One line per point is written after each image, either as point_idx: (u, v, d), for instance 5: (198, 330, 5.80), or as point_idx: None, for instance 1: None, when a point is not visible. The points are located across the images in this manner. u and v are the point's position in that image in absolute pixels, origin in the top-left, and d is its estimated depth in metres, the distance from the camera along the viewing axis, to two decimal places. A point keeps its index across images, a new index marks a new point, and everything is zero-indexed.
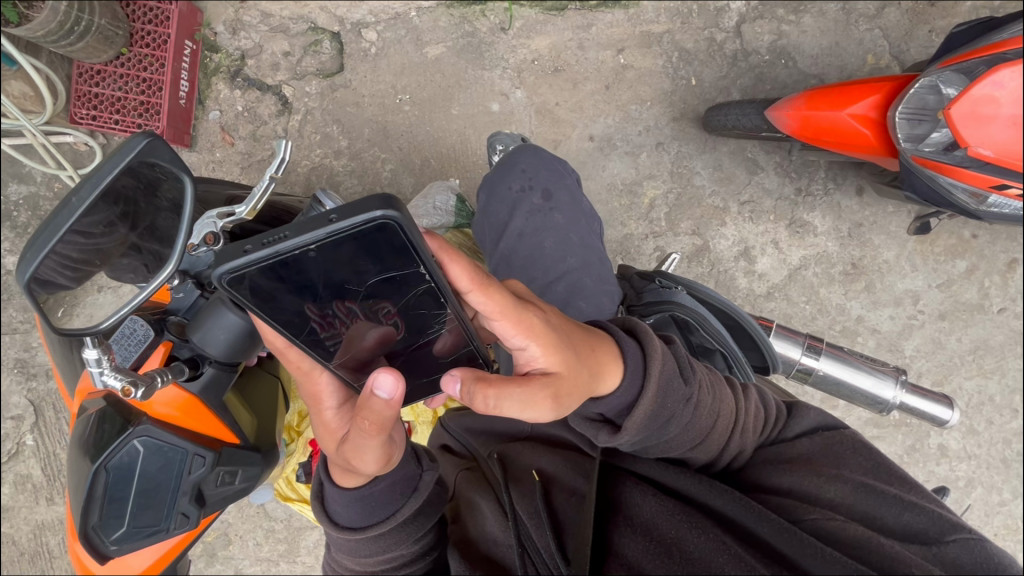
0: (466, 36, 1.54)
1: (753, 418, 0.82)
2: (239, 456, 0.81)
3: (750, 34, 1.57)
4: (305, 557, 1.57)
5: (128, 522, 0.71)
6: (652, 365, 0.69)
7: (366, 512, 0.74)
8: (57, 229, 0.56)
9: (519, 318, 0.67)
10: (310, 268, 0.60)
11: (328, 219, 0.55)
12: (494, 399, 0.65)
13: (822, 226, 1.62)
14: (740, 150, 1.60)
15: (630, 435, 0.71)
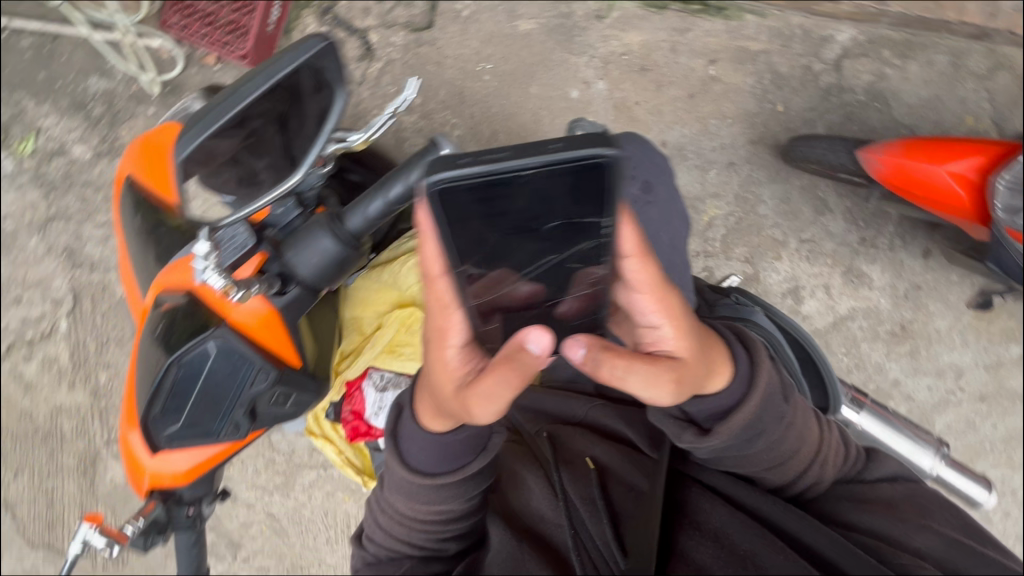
0: (561, 17, 1.52)
1: (834, 452, 0.81)
2: (298, 380, 0.83)
3: (849, 70, 1.52)
4: (298, 494, 1.60)
5: (185, 417, 0.76)
6: (760, 374, 0.74)
7: (441, 457, 0.75)
8: (230, 108, 0.66)
9: (662, 297, 0.70)
10: (514, 195, 0.58)
11: (551, 147, 0.55)
12: (623, 371, 0.67)
13: (879, 280, 1.57)
14: (811, 187, 1.56)
15: (723, 440, 0.74)
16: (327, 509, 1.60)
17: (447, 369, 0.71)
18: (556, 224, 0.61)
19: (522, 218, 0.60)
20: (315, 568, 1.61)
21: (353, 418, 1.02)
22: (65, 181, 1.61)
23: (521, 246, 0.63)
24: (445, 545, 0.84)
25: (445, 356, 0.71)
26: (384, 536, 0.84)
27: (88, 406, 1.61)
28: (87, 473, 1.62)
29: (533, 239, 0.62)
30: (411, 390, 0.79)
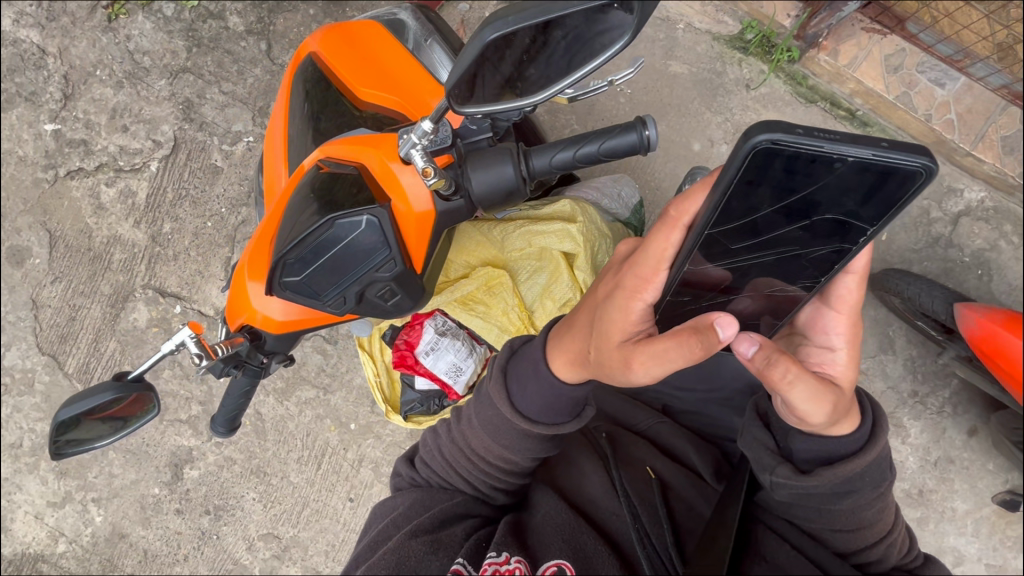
0: (712, 73, 1.54)
1: (902, 536, 0.80)
2: (410, 284, 0.77)
3: (965, 228, 1.51)
4: (291, 405, 1.63)
5: (307, 273, 0.70)
6: (880, 435, 0.74)
7: (548, 408, 0.78)
8: (549, 11, 0.49)
9: (852, 330, 0.75)
10: (814, 178, 0.58)
11: (882, 143, 0.55)
12: (794, 376, 0.69)
13: (914, 437, 1.53)
14: (884, 322, 1.54)
15: (823, 485, 0.74)
16: (310, 430, 1.62)
17: (623, 322, 0.73)
18: (828, 219, 0.63)
19: (806, 204, 0.61)
20: (276, 481, 1.63)
21: (406, 348, 1.09)
22: (211, 42, 1.70)
23: (780, 231, 0.66)
24: (495, 493, 0.89)
25: (627, 310, 0.73)
26: (441, 465, 0.88)
27: (143, 246, 1.69)
28: (116, 306, 1.68)
29: (798, 227, 0.64)
30: (540, 337, 0.81)
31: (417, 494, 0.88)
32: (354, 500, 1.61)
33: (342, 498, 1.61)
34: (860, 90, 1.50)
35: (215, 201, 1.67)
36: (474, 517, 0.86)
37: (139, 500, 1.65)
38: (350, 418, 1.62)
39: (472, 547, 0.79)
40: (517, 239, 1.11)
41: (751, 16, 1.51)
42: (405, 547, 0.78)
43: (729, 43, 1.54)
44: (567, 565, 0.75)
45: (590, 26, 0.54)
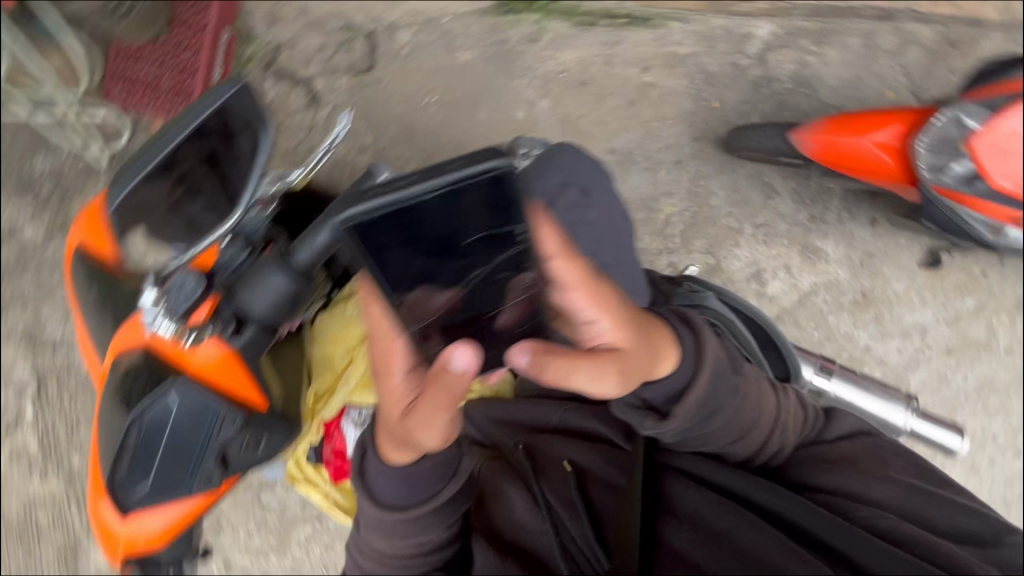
0: (497, 45, 1.57)
1: (793, 416, 0.92)
2: (263, 424, 0.93)
3: (773, 61, 1.61)
4: (295, 551, 1.55)
5: (154, 478, 0.86)
6: (706, 355, 0.83)
7: (408, 487, 0.84)
8: (159, 155, 0.77)
9: (597, 297, 0.77)
10: (426, 218, 0.72)
11: (445, 170, 0.70)
12: (564, 368, 0.75)
13: (834, 253, 1.63)
14: (757, 174, 1.62)
15: (685, 420, 0.83)
16: (327, 565, 1.55)
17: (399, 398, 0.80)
18: (475, 239, 0.76)
19: (437, 235, 0.74)
20: None
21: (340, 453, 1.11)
22: (17, 265, 1.57)
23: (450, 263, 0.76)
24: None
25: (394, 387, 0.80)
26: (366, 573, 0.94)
27: (65, 494, 1.55)
28: (73, 563, 1.55)
29: (460, 257, 0.76)
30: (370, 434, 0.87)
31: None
32: None
33: None
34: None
35: None
36: None
37: None
38: None
39: None
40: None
41: None
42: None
43: (496, 12, 1.56)
44: None
45: (225, 151, 0.79)
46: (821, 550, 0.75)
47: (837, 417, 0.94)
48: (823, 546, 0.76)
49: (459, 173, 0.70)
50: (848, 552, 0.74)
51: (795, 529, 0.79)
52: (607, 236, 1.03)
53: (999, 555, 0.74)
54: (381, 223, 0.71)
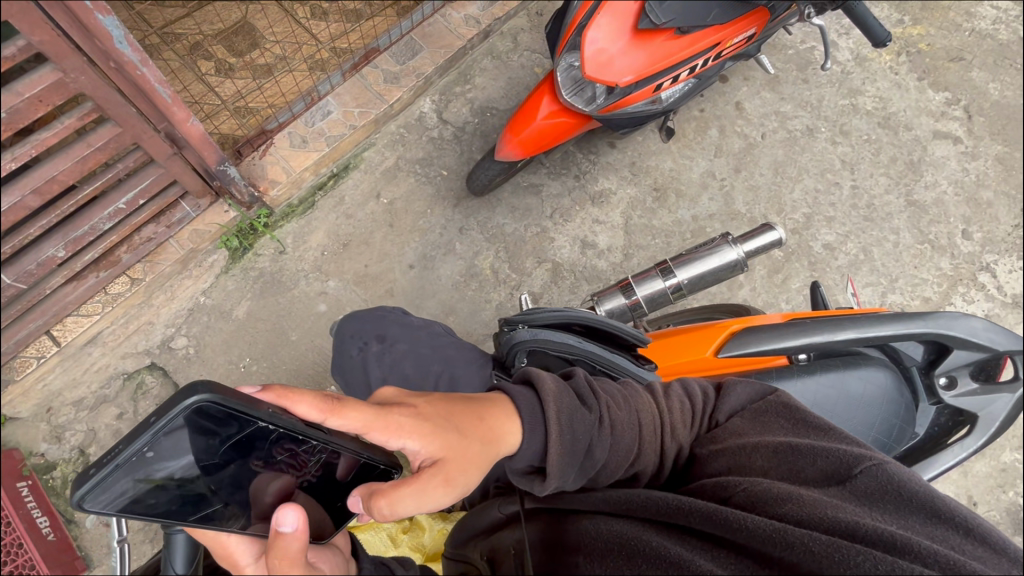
0: (258, 279, 1.61)
1: (679, 412, 0.73)
2: None
3: (452, 115, 1.85)
4: None
5: None
6: (546, 408, 0.62)
7: None
8: None
9: (382, 425, 0.58)
10: (159, 464, 0.57)
11: (148, 421, 0.53)
12: (387, 507, 0.57)
13: (613, 184, 1.86)
14: (517, 186, 1.81)
15: (562, 477, 0.63)
16: None
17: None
18: (236, 438, 0.60)
19: (201, 457, 0.59)
20: None
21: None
22: None
23: (231, 469, 0.62)
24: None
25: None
26: None
27: None
28: None
29: (231, 465, 0.62)
30: None
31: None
32: None
33: None
34: (310, 161, 1.68)
35: None
36: None
37: None
38: None
39: None
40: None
41: (214, 238, 1.59)
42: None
43: (235, 260, 1.61)
44: None
45: None
46: (707, 552, 0.58)
47: (738, 392, 0.77)
48: (711, 542, 0.58)
49: (174, 408, 0.54)
50: (734, 535, 0.56)
51: (669, 539, 0.60)
52: (423, 352, 0.98)
53: (869, 501, 0.58)
54: (149, 459, 0.56)
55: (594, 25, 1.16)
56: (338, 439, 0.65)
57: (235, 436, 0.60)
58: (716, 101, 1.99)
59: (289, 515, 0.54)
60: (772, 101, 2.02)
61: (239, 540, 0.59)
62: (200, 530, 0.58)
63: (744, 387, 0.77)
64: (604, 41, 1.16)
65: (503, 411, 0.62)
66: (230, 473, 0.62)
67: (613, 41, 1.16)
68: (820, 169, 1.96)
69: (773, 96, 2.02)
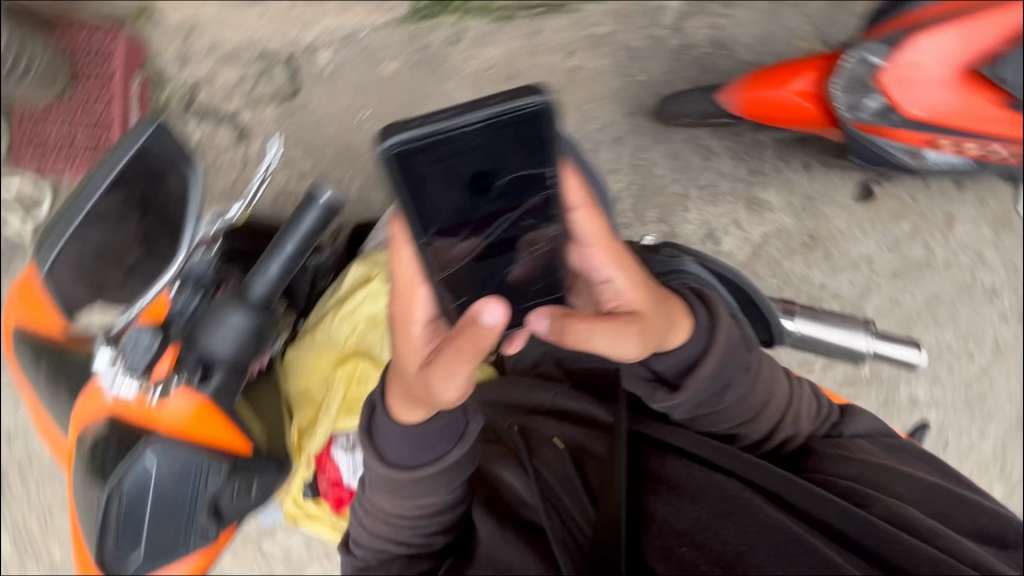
0: (420, 51, 1.54)
1: (764, 389, 0.94)
2: (250, 468, 1.14)
3: (690, 28, 1.64)
4: None
5: (143, 542, 1.08)
6: (693, 321, 0.88)
7: (416, 451, 0.88)
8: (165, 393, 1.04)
9: (605, 248, 0.82)
10: (459, 151, 0.65)
11: (487, 102, 0.63)
12: (589, 333, 0.81)
13: (777, 202, 1.69)
14: (693, 138, 1.65)
15: (692, 394, 0.88)
16: None
17: (415, 350, 0.84)
18: (508, 177, 0.69)
19: (479, 173, 0.68)
20: None
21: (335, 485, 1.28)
22: None
23: (483, 207, 0.70)
24: (431, 539, 0.98)
25: (410, 332, 0.84)
26: (369, 537, 0.97)
27: None
28: None
29: (491, 198, 0.70)
30: (376, 399, 0.90)
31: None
32: None
33: None
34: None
35: None
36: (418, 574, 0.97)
37: None
38: None
39: None
40: (343, 326, 1.35)
41: None
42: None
43: (412, 19, 1.54)
44: None
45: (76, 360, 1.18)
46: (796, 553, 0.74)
47: (791, 420, 0.98)
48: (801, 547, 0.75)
49: (517, 100, 0.64)
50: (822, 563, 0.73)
51: (737, 500, 0.83)
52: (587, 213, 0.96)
53: None
54: (446, 146, 0.64)
55: (936, 34, 1.16)
56: (572, 251, 0.82)
57: (491, 182, 0.69)
58: (934, 201, 1.75)
59: (491, 309, 0.75)
60: (984, 240, 1.77)
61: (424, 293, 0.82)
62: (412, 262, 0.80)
63: (801, 406, 0.99)
64: (929, 58, 1.17)
65: (666, 302, 0.87)
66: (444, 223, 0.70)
67: (937, 63, 1.18)
68: (969, 332, 1.76)
69: (988, 237, 1.77)
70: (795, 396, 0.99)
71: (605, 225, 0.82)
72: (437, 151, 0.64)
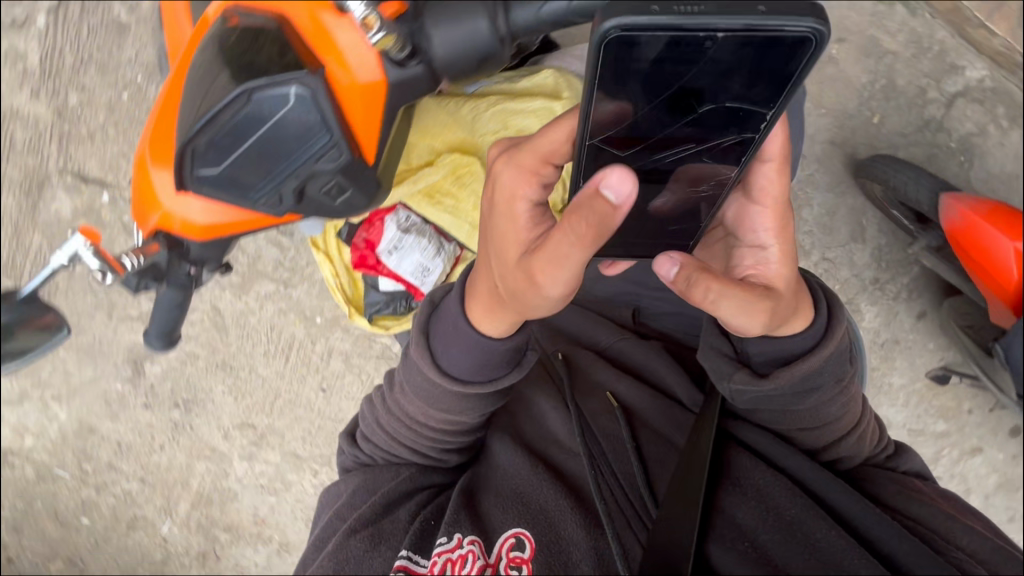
0: None
1: (864, 419, 0.83)
2: (356, 177, 0.82)
3: (958, 112, 1.42)
4: (250, 300, 1.55)
5: (227, 167, 0.74)
6: (818, 317, 0.75)
7: (475, 366, 0.78)
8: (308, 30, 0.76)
9: (778, 212, 0.74)
10: (693, 60, 0.54)
11: (757, 9, 0.50)
12: (715, 295, 0.69)
13: (869, 321, 1.50)
14: (860, 212, 1.47)
15: (775, 391, 0.76)
16: (274, 325, 1.56)
17: (517, 239, 0.71)
18: (720, 106, 0.59)
19: (686, 92, 0.58)
20: (244, 373, 1.59)
21: (362, 245, 1.13)
22: None
23: (670, 128, 0.62)
24: (447, 456, 0.91)
25: (516, 212, 0.71)
26: (384, 438, 0.89)
27: (48, 124, 1.44)
28: (31, 193, 1.47)
29: (687, 121, 0.61)
30: (454, 290, 0.80)
31: (357, 479, 0.90)
32: (327, 390, 1.59)
33: (314, 389, 1.59)
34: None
35: (130, 67, 1.41)
36: (426, 490, 0.88)
37: (102, 396, 1.62)
38: (315, 313, 1.55)
39: (416, 532, 0.80)
40: (491, 120, 1.12)
41: None
42: (345, 546, 0.80)
43: None
44: (524, 531, 0.76)
45: None
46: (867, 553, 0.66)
47: (856, 439, 0.81)
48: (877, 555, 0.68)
49: (788, 24, 0.50)
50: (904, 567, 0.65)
51: (810, 521, 0.70)
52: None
53: None
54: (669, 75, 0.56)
55: None
56: (735, 199, 0.75)
57: (691, 117, 0.61)
58: (989, 437, 1.55)
59: (613, 177, 0.57)
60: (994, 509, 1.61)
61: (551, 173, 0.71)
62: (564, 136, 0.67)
63: (869, 429, 0.83)
64: None
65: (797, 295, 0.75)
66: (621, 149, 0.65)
67: None
68: None
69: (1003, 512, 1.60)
70: (866, 419, 0.83)
71: (788, 186, 0.72)
72: (660, 52, 0.53)
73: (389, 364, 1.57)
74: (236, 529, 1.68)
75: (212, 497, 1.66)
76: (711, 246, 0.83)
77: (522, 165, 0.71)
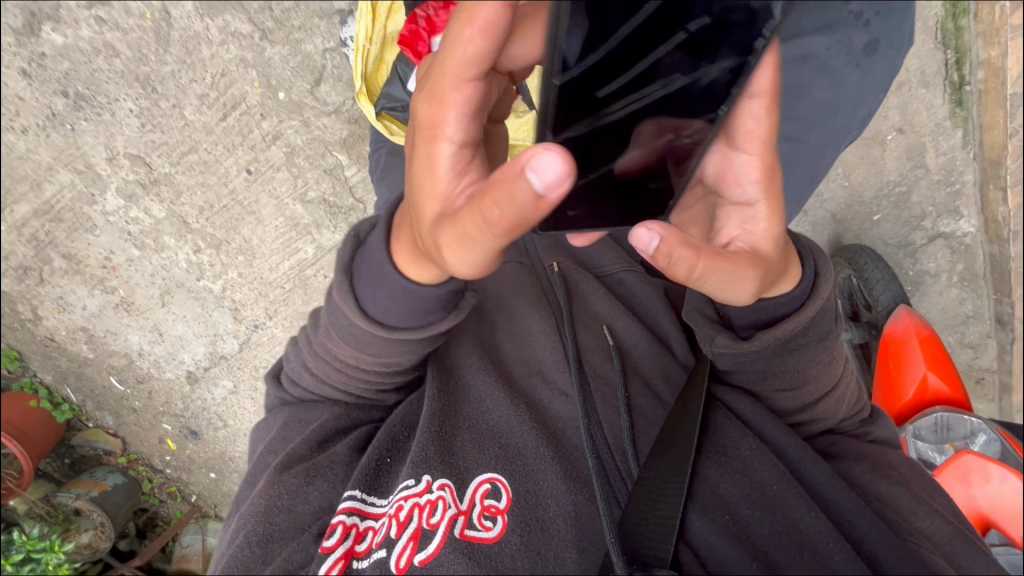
0: None
1: (846, 393, 0.83)
2: None
3: (932, 250, 1.52)
4: (213, 29, 1.28)
5: None
6: (810, 271, 0.73)
7: (407, 313, 0.66)
8: None
9: (765, 164, 0.68)
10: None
11: None
12: (699, 271, 0.62)
13: None
14: None
15: (750, 358, 0.75)
16: (227, 72, 1.31)
17: (422, 195, 0.53)
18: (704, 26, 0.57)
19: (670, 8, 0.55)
20: (165, 104, 1.32)
21: (422, 24, 0.92)
22: None
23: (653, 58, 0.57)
24: (387, 394, 0.83)
25: (424, 159, 0.52)
26: (312, 382, 0.80)
27: None
28: None
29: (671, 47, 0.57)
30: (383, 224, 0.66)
31: (287, 413, 0.81)
32: (251, 173, 1.38)
33: (238, 165, 1.38)
34: (992, 63, 1.37)
35: None
36: (364, 427, 0.80)
37: None
38: (281, 85, 1.32)
39: (368, 472, 0.73)
40: None
41: None
42: (277, 483, 0.71)
43: None
44: (500, 478, 0.72)
45: None
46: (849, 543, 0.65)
47: (833, 401, 0.81)
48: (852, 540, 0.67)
49: None
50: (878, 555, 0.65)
51: (791, 499, 0.68)
52: (837, 108, 0.96)
53: None
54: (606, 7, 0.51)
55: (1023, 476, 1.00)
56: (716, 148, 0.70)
57: (679, 38, 0.57)
58: None
59: (545, 156, 0.43)
60: None
61: (473, 92, 0.49)
62: (480, 34, 0.46)
63: (846, 392, 0.82)
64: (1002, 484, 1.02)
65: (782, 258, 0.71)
66: (589, 78, 0.53)
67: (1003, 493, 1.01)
68: None
69: None
70: (845, 382, 0.82)
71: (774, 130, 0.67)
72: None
73: (332, 182, 1.40)
74: (77, 262, 1.45)
75: (62, 216, 1.41)
76: (690, 208, 0.78)
77: (427, 90, 0.51)
